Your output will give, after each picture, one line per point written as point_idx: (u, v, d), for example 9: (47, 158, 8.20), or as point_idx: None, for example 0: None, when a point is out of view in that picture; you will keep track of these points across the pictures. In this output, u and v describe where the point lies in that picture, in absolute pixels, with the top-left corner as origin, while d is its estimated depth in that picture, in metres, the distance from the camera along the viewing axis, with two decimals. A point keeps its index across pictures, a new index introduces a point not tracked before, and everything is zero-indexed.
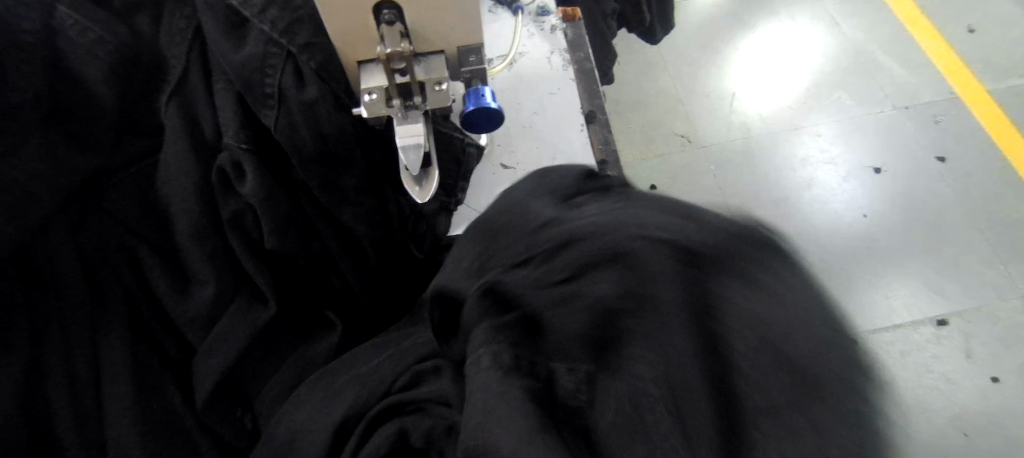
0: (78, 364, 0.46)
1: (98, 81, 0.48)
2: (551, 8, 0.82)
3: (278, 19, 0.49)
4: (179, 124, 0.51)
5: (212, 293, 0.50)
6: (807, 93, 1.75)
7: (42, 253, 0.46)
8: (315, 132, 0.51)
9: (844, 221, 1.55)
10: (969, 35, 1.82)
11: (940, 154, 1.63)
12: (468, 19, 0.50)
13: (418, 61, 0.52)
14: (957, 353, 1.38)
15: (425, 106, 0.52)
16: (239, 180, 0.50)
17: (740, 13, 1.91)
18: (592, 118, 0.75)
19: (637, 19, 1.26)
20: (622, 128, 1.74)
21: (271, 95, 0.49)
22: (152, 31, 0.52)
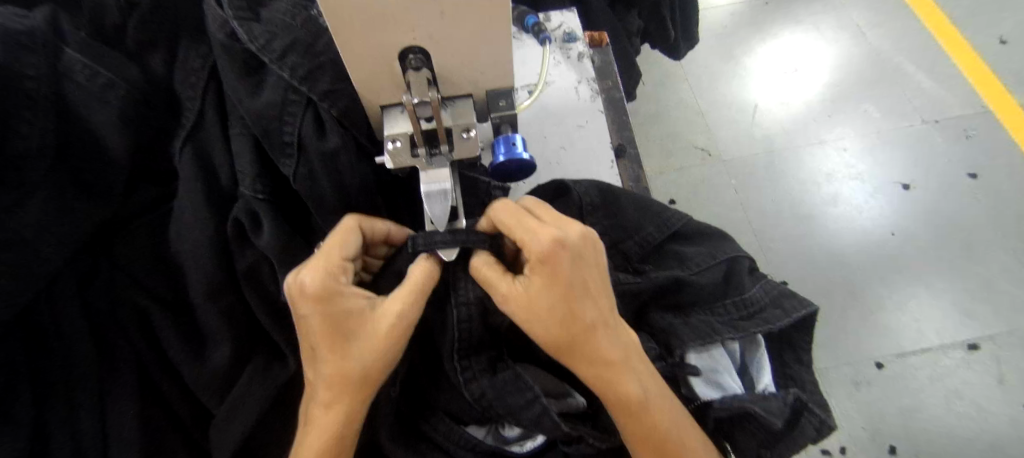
0: (84, 430, 0.43)
1: (110, 128, 0.47)
2: (578, 34, 0.78)
3: (299, 64, 0.46)
4: (194, 172, 0.48)
5: (228, 352, 0.46)
6: (832, 105, 1.69)
7: (47, 311, 0.44)
8: (337, 182, 0.48)
9: (872, 240, 1.50)
10: (1003, 45, 1.74)
11: (971, 170, 1.57)
12: (498, 63, 0.46)
13: (444, 105, 0.49)
14: (989, 380, 1.32)
15: (451, 155, 0.49)
16: (255, 231, 0.47)
17: (763, 21, 1.85)
18: (620, 151, 0.72)
19: (661, 35, 1.22)
20: (640, 140, 1.70)
21: (289, 143, 0.47)
22: (166, 72, 0.51)
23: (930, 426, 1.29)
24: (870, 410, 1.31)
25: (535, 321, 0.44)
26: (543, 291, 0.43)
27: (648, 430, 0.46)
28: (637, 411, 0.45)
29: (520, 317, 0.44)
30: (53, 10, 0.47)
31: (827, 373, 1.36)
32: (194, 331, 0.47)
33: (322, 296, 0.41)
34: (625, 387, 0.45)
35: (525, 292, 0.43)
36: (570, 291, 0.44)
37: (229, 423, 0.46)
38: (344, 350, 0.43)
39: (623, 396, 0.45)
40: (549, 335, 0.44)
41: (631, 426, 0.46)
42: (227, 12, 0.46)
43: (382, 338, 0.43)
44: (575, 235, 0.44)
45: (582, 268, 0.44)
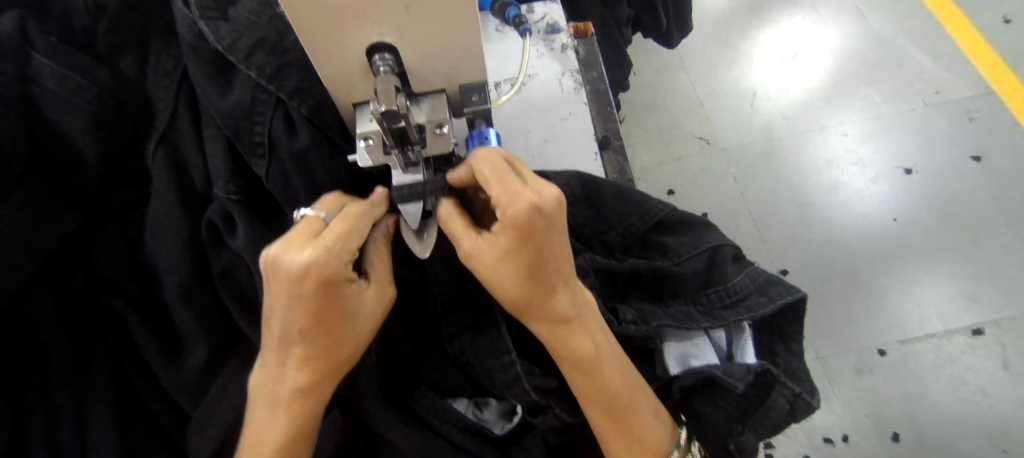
0: (62, 435, 0.43)
1: (80, 132, 0.47)
2: (561, 25, 0.77)
3: (266, 64, 0.46)
4: (167, 174, 0.48)
5: (204, 353, 0.46)
6: (832, 90, 1.67)
7: (21, 317, 0.44)
8: (309, 182, 0.47)
9: (873, 226, 1.48)
10: (1006, 24, 1.71)
11: (975, 153, 1.54)
12: (468, 58, 0.46)
13: (417, 102, 0.49)
14: (993, 365, 1.31)
15: (425, 153, 0.47)
16: (228, 232, 0.47)
17: (760, 7, 1.83)
18: (605, 143, 0.72)
19: (653, 24, 1.20)
20: (638, 131, 1.69)
21: (260, 143, 0.46)
22: (137, 74, 0.51)
23: (934, 413, 1.28)
24: (872, 398, 1.30)
25: (495, 278, 0.43)
26: (506, 254, 0.42)
27: (598, 393, 0.47)
28: (587, 375, 0.47)
29: (481, 273, 0.44)
30: (19, 14, 0.47)
31: (829, 361, 1.35)
32: (170, 333, 0.47)
33: (325, 283, 0.39)
34: (580, 351, 0.46)
35: (490, 250, 0.43)
36: (539, 257, 0.42)
37: (205, 425, 0.46)
38: (327, 335, 0.42)
39: (577, 358, 0.46)
40: (508, 293, 0.44)
41: (580, 387, 0.47)
42: (193, 12, 0.46)
43: (367, 318, 0.43)
44: (553, 202, 0.41)
45: (554, 235, 0.43)
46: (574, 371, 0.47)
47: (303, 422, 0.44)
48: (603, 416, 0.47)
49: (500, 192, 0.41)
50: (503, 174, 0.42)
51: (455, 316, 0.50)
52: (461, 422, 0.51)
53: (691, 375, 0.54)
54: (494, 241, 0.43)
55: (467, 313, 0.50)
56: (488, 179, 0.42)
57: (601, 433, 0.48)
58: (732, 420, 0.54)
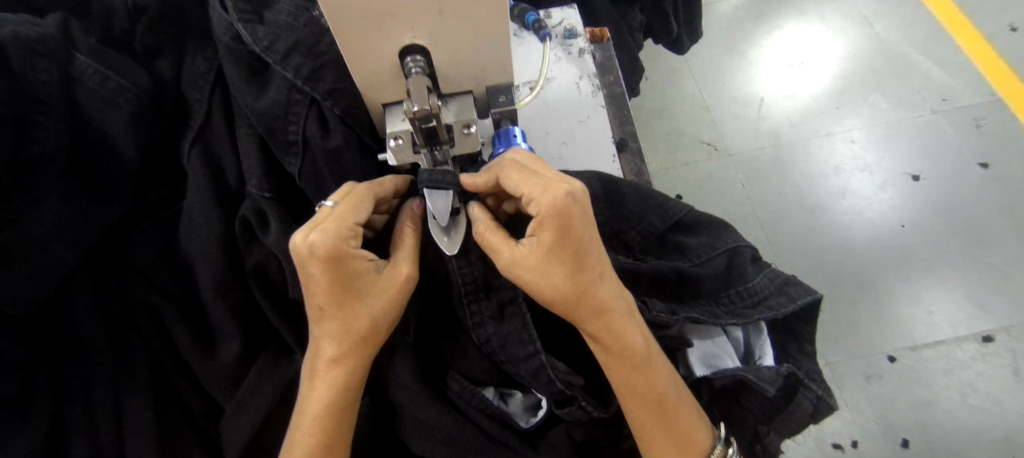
0: (101, 424, 0.44)
1: (120, 130, 0.48)
2: (579, 30, 0.79)
3: (302, 65, 0.47)
4: (202, 172, 0.50)
5: (238, 347, 0.48)
6: (839, 97, 1.68)
7: (63, 309, 0.46)
8: (341, 180, 0.48)
9: (881, 232, 1.49)
10: (1013, 33, 1.72)
11: (983, 160, 1.55)
12: (498, 60, 0.47)
13: (445, 102, 0.50)
14: (1004, 372, 1.31)
15: (453, 150, 0.49)
16: (261, 228, 0.48)
17: (768, 14, 1.84)
18: (622, 145, 0.73)
19: (664, 30, 1.22)
20: (646, 136, 1.70)
21: (294, 142, 0.48)
22: (173, 75, 0.52)
23: (944, 420, 1.28)
24: (881, 404, 1.30)
25: (542, 279, 0.44)
26: (551, 252, 0.44)
27: (646, 389, 0.48)
28: (636, 371, 0.47)
29: (527, 278, 0.45)
30: (63, 17, 0.48)
31: (838, 367, 1.35)
32: (204, 326, 0.49)
33: (334, 257, 0.42)
34: (632, 345, 0.47)
35: (533, 251, 0.44)
36: (580, 251, 0.44)
37: (238, 416, 0.47)
38: (351, 306, 0.44)
39: (624, 354, 0.47)
40: (557, 294, 0.45)
41: (627, 386, 0.48)
42: (231, 14, 0.47)
43: (392, 289, 0.45)
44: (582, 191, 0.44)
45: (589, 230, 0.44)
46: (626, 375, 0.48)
47: (337, 397, 0.46)
48: (655, 412, 0.48)
49: (529, 189, 0.43)
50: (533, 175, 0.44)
51: (483, 309, 0.50)
52: (489, 408, 0.52)
53: (720, 377, 0.54)
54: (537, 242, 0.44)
55: (495, 306, 0.50)
56: (521, 184, 0.44)
57: (650, 430, 0.49)
58: (759, 422, 0.55)
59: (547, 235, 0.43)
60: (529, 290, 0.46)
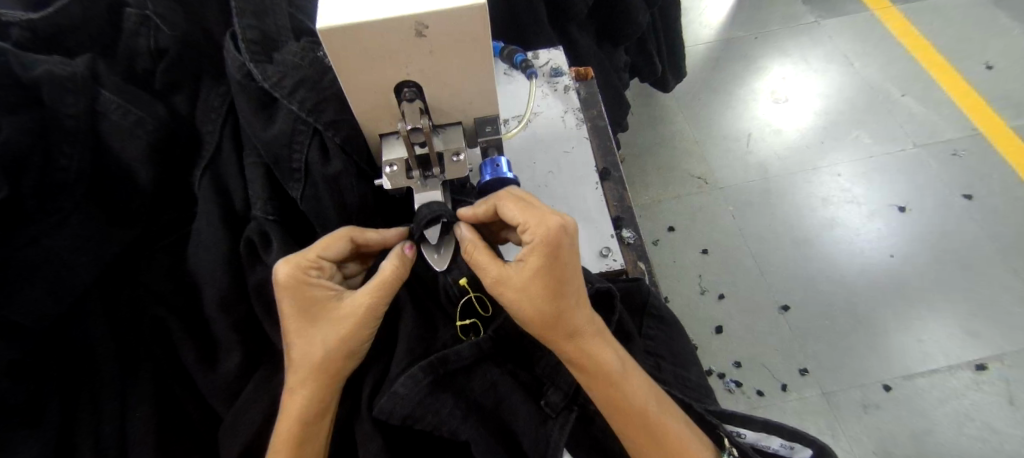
0: (106, 433, 0.47)
1: (137, 159, 0.52)
2: (564, 70, 0.85)
3: (306, 98, 0.52)
4: (211, 197, 0.54)
5: (238, 359, 0.50)
6: (824, 132, 1.75)
7: (78, 322, 0.49)
8: (338, 202, 0.53)
9: (871, 261, 1.52)
10: (988, 71, 1.80)
11: (967, 191, 1.60)
12: (484, 93, 0.52)
13: (436, 132, 0.55)
14: (999, 400, 1.31)
15: (443, 176, 0.54)
16: (264, 248, 0.52)
17: (752, 55, 1.94)
18: (606, 174, 0.77)
19: (649, 69, 1.29)
20: (638, 170, 1.76)
21: (297, 169, 0.52)
22: (188, 109, 0.57)
23: (943, 450, 1.27)
24: (880, 434, 1.30)
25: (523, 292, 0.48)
26: (539, 271, 0.48)
27: (609, 378, 0.49)
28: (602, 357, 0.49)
29: (511, 296, 0.48)
30: (92, 58, 0.53)
31: (834, 397, 1.35)
32: (206, 339, 0.52)
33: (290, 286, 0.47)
34: (604, 361, 0.49)
35: (520, 275, 0.48)
36: (562, 278, 0.48)
37: (235, 425, 0.49)
38: (308, 329, 0.48)
39: (585, 360, 0.49)
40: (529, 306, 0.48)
41: (586, 373, 0.49)
42: (244, 55, 0.52)
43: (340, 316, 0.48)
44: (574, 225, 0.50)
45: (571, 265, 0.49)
46: (586, 373, 0.49)
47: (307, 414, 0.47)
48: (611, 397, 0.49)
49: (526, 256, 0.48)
50: (527, 209, 0.49)
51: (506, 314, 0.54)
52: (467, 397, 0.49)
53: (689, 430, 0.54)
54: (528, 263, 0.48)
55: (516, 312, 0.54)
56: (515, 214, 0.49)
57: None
58: None
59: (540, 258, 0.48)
60: (513, 311, 0.49)
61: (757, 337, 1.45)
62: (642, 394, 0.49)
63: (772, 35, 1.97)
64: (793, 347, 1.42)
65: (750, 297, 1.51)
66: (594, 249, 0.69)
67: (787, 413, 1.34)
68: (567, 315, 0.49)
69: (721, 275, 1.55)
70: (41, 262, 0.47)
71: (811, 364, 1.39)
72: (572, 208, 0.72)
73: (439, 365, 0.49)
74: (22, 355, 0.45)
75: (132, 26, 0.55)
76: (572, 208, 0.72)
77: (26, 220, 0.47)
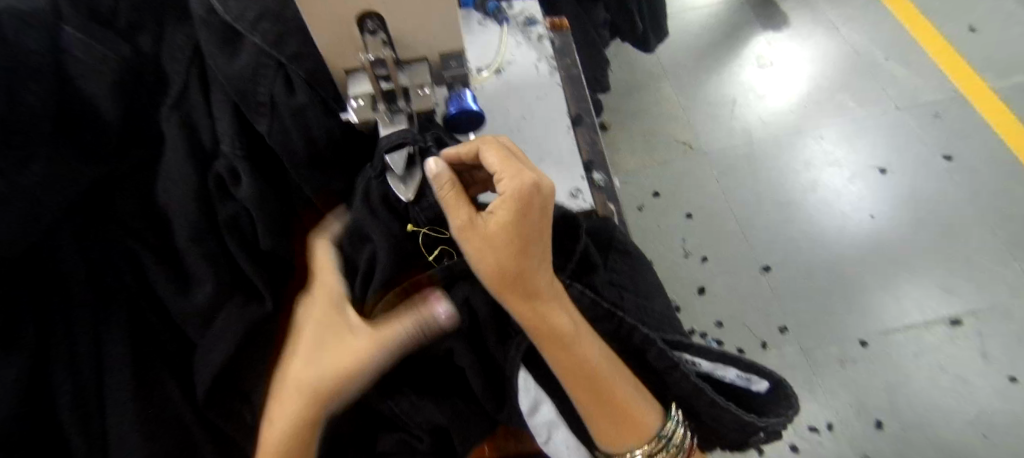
0: (80, 349, 0.49)
1: (102, 95, 0.52)
2: (538, 19, 0.85)
3: (269, 32, 0.52)
4: (179, 134, 0.54)
5: (210, 290, 0.52)
6: (808, 96, 1.76)
7: (50, 253, 0.51)
8: (306, 135, 0.54)
9: (850, 222, 1.55)
10: (971, 33, 1.81)
11: (946, 152, 1.62)
12: (448, 26, 0.53)
13: (402, 68, 0.55)
14: (972, 353, 1.34)
15: (410, 110, 0.55)
16: (234, 183, 0.54)
17: (738, 20, 1.93)
18: (578, 121, 0.78)
19: (630, 28, 1.29)
20: (624, 137, 1.76)
21: (263, 104, 0.52)
22: (153, 48, 0.56)
23: (916, 401, 1.31)
24: (856, 385, 1.34)
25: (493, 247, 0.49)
26: (510, 225, 0.48)
27: (557, 339, 0.50)
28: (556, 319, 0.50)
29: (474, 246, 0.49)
30: None
31: (812, 352, 1.39)
32: (179, 270, 0.53)
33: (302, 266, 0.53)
34: (555, 326, 0.50)
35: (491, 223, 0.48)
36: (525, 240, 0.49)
37: (209, 351, 0.51)
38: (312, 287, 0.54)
39: (540, 320, 0.50)
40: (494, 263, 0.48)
41: (540, 332, 0.50)
42: None
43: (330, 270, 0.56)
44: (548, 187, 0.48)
45: (541, 225, 0.49)
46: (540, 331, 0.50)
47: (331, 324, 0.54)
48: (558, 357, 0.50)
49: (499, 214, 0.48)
50: (508, 161, 0.49)
51: None
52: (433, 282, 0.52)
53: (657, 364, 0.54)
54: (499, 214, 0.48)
55: None
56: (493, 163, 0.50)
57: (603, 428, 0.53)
58: None
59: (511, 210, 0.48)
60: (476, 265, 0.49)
61: (738, 296, 1.48)
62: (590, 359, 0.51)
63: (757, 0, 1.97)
64: (772, 306, 1.45)
65: (731, 259, 1.53)
66: (566, 190, 0.70)
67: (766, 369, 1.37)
68: (530, 267, 0.49)
69: (704, 238, 1.58)
70: (8, 193, 0.47)
71: (789, 322, 1.43)
72: (544, 151, 0.73)
73: (438, 278, 0.52)
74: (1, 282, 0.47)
75: None
76: (544, 152, 0.73)
77: None
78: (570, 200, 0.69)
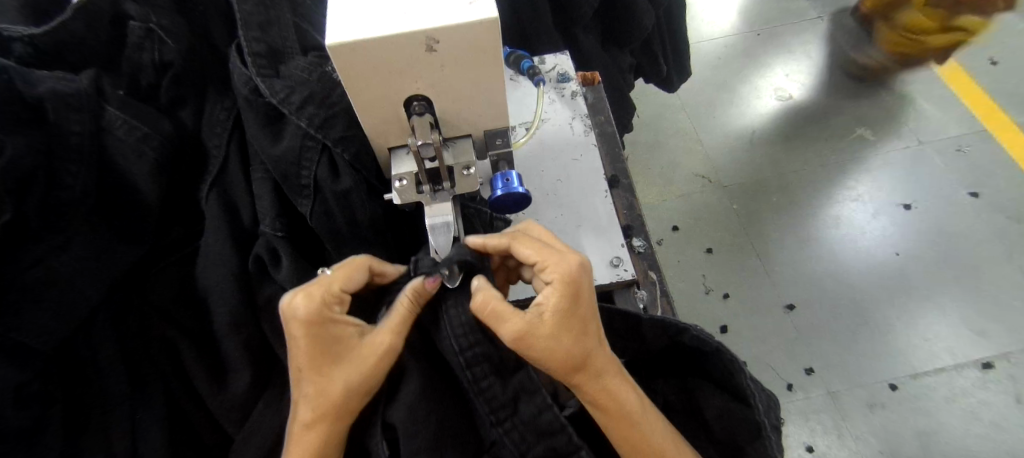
0: (116, 445, 0.47)
1: (144, 176, 0.52)
2: (571, 75, 0.84)
3: (315, 115, 0.51)
4: (219, 213, 0.53)
5: (248, 380, 0.51)
6: (827, 129, 1.75)
7: (84, 345, 0.48)
8: (350, 217, 0.52)
9: (876, 260, 1.51)
10: (991, 67, 1.81)
11: (971, 189, 1.60)
12: (495, 106, 0.51)
13: (447, 146, 0.54)
14: (1006, 398, 1.31)
15: (453, 190, 0.53)
16: (274, 267, 0.51)
17: (756, 51, 1.94)
18: (614, 183, 0.77)
19: (654, 70, 1.28)
20: (641, 170, 1.75)
21: (306, 186, 0.51)
22: (194, 123, 0.57)
23: (950, 447, 1.28)
24: (887, 433, 1.30)
25: (555, 347, 0.44)
26: (566, 312, 0.45)
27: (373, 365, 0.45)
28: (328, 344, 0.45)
29: (540, 347, 0.44)
30: (96, 73, 0.53)
31: (840, 396, 1.35)
32: (215, 361, 0.52)
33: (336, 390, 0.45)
34: (630, 404, 0.46)
35: (550, 316, 0.45)
36: (585, 316, 0.46)
37: (245, 447, 0.50)
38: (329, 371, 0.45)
39: (590, 360, 0.45)
40: (567, 274, 0.46)
41: (627, 442, 0.46)
42: (251, 69, 0.51)
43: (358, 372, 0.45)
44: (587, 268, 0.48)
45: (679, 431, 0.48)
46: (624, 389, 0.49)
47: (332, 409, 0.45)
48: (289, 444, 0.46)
49: (542, 258, 0.48)
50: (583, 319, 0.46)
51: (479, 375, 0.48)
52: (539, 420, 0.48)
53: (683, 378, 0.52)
54: (555, 307, 0.45)
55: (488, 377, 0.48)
56: None
57: (557, 330, 0.44)
58: None
59: (564, 297, 0.45)
60: (541, 360, 0.45)
61: (762, 337, 1.44)
62: (610, 372, 0.46)
63: (774, 31, 1.97)
64: (799, 347, 1.42)
65: (754, 295, 1.50)
66: (605, 259, 0.68)
67: (791, 414, 1.34)
68: (569, 343, 0.44)
69: (726, 274, 1.54)
70: (47, 283, 0.46)
71: (817, 363, 1.39)
72: (581, 217, 0.71)
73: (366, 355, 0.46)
74: (28, 378, 0.44)
75: (136, 40, 0.54)
76: (581, 218, 0.71)
77: (31, 239, 0.46)
78: (613, 264, 0.67)
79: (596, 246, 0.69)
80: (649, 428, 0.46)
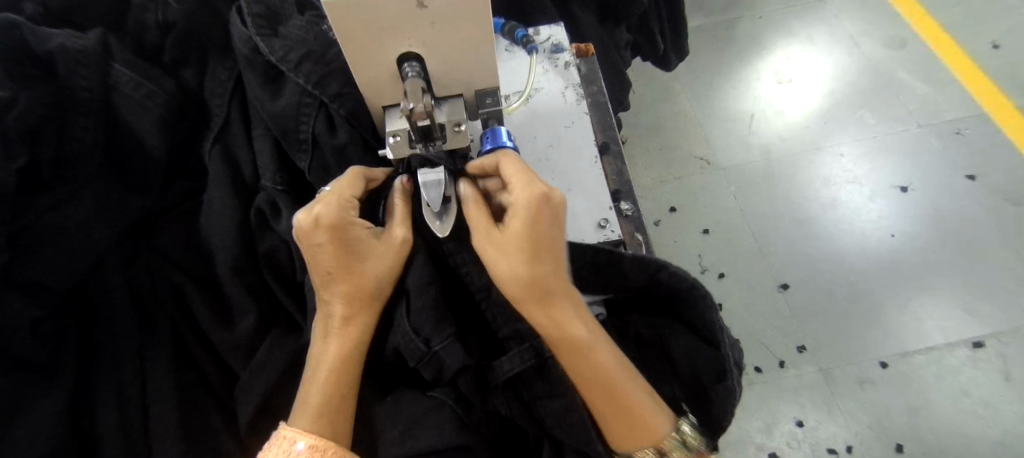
0: (127, 381, 0.50)
1: (149, 132, 0.54)
2: (565, 45, 0.86)
3: (312, 72, 0.54)
4: (222, 167, 0.56)
5: (252, 322, 0.54)
6: (827, 112, 1.76)
7: (97, 287, 0.52)
8: (346, 171, 0.55)
9: (871, 241, 1.53)
10: (994, 51, 1.81)
11: (970, 172, 1.61)
12: (485, 65, 0.53)
13: (439, 105, 0.56)
14: (995, 376, 1.34)
15: (444, 147, 0.55)
16: (274, 217, 0.54)
17: (757, 34, 1.94)
18: (605, 150, 0.79)
19: (651, 48, 1.29)
20: (640, 152, 1.76)
21: (305, 140, 0.54)
22: (197, 83, 0.59)
23: (937, 422, 1.31)
24: (877, 408, 1.33)
25: (503, 264, 0.50)
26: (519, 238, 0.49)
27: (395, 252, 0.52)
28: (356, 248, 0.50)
29: (492, 260, 0.50)
30: (103, 32, 0.55)
31: (831, 373, 1.38)
32: (221, 305, 0.55)
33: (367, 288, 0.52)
34: (575, 335, 0.49)
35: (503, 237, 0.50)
36: (541, 244, 0.50)
37: (251, 382, 0.53)
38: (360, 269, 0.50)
39: (538, 286, 0.49)
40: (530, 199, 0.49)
41: (578, 373, 0.50)
42: (251, 29, 0.54)
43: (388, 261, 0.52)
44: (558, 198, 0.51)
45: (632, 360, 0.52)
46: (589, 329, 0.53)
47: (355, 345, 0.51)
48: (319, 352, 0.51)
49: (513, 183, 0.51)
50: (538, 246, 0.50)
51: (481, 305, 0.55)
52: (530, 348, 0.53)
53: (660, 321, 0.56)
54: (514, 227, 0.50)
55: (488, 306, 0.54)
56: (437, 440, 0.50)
57: (508, 252, 0.50)
58: None
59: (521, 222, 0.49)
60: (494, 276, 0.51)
61: (755, 315, 1.47)
62: (559, 303, 0.50)
63: (776, 14, 1.97)
64: (792, 326, 1.44)
65: (749, 274, 1.53)
66: (593, 221, 0.70)
67: (783, 390, 1.37)
68: (516, 263, 0.49)
69: (722, 254, 1.56)
70: (59, 229, 0.49)
71: (809, 341, 1.42)
72: (572, 181, 0.73)
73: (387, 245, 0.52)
74: (43, 315, 0.48)
75: (141, 2, 0.56)
76: (571, 182, 0.74)
77: (43, 189, 0.49)
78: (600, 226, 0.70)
79: (586, 209, 0.71)
80: (594, 364, 0.49)
